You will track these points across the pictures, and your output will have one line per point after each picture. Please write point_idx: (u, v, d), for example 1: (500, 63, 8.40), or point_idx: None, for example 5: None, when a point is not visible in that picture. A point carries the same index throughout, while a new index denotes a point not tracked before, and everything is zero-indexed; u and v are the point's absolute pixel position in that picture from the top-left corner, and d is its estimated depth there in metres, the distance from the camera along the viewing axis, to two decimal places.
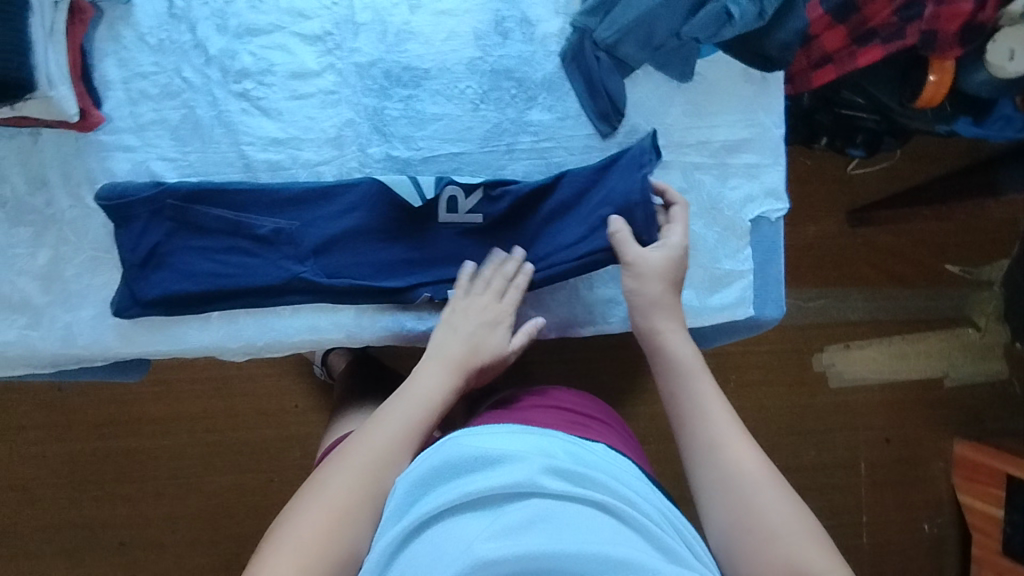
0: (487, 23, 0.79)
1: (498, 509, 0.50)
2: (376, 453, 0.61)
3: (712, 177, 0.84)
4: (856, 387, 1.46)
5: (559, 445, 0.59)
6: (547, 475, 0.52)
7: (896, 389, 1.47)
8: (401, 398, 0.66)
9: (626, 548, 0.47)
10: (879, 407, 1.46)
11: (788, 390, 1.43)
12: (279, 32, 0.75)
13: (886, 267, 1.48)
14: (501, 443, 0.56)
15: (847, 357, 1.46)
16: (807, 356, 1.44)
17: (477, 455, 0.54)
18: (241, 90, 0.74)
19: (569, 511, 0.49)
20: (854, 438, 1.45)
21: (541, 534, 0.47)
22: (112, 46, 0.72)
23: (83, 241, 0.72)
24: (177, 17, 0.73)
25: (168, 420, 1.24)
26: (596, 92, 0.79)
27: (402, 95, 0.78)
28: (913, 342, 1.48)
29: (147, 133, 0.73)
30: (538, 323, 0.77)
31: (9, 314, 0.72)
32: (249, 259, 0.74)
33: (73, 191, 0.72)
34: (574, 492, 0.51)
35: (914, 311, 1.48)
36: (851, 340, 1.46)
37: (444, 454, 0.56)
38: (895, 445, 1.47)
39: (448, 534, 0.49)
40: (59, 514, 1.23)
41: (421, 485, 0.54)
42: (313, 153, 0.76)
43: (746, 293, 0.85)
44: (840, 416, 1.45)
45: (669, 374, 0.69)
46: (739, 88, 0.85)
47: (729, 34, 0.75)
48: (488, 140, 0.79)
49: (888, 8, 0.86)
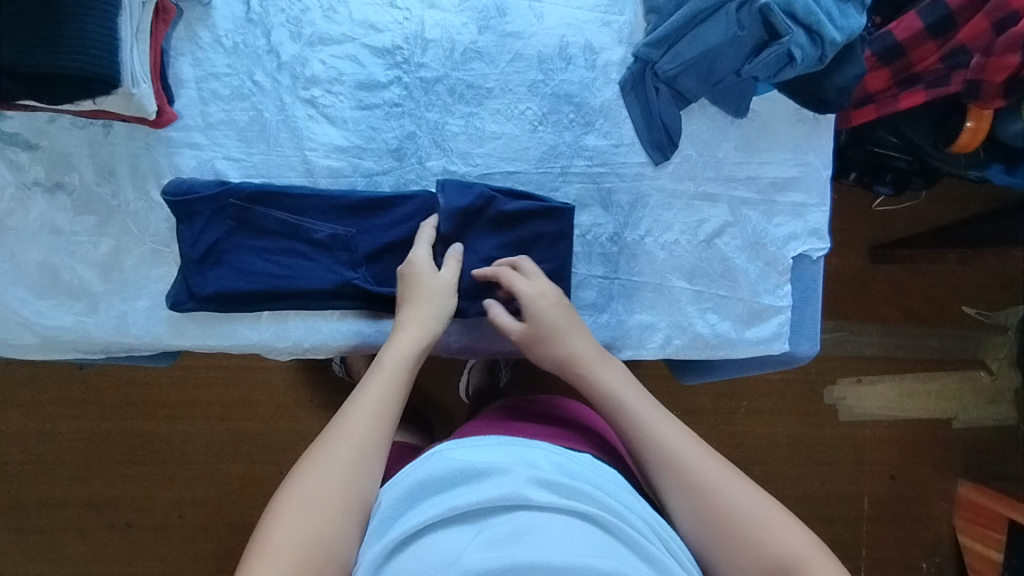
0: (552, 48, 0.81)
1: (482, 522, 0.53)
2: (358, 430, 0.62)
3: (758, 213, 0.86)
4: (865, 422, 1.47)
5: (545, 457, 0.62)
6: (533, 487, 0.55)
7: (905, 426, 1.48)
8: (377, 368, 0.67)
9: (615, 561, 0.50)
10: (886, 443, 1.47)
11: (798, 419, 1.44)
12: (350, 43, 0.77)
13: (904, 305, 1.49)
14: (487, 456, 0.60)
15: (859, 392, 1.47)
16: (818, 388, 1.45)
17: (464, 469, 0.58)
18: (309, 96, 0.76)
19: (556, 522, 0.53)
20: (859, 472, 1.46)
21: (528, 545, 0.50)
22: (189, 46, 0.74)
23: (144, 233, 0.74)
24: (253, 22, 0.75)
25: (187, 405, 1.25)
26: (652, 122, 0.81)
27: (464, 112, 0.79)
28: (925, 381, 1.49)
29: (215, 132, 0.75)
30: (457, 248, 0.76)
31: (66, 299, 0.73)
32: (304, 261, 0.76)
33: (139, 184, 0.74)
34: (559, 503, 0.54)
35: (929, 350, 1.49)
36: (863, 375, 1.47)
37: (431, 468, 0.59)
38: (899, 482, 1.47)
39: (433, 547, 0.52)
40: (68, 491, 1.24)
41: (408, 498, 0.57)
42: (372, 163, 0.78)
43: (783, 328, 0.86)
44: (847, 449, 1.46)
45: (608, 407, 0.69)
46: (793, 127, 0.86)
47: (789, 75, 0.76)
48: (544, 161, 0.81)
49: (936, 54, 0.91)
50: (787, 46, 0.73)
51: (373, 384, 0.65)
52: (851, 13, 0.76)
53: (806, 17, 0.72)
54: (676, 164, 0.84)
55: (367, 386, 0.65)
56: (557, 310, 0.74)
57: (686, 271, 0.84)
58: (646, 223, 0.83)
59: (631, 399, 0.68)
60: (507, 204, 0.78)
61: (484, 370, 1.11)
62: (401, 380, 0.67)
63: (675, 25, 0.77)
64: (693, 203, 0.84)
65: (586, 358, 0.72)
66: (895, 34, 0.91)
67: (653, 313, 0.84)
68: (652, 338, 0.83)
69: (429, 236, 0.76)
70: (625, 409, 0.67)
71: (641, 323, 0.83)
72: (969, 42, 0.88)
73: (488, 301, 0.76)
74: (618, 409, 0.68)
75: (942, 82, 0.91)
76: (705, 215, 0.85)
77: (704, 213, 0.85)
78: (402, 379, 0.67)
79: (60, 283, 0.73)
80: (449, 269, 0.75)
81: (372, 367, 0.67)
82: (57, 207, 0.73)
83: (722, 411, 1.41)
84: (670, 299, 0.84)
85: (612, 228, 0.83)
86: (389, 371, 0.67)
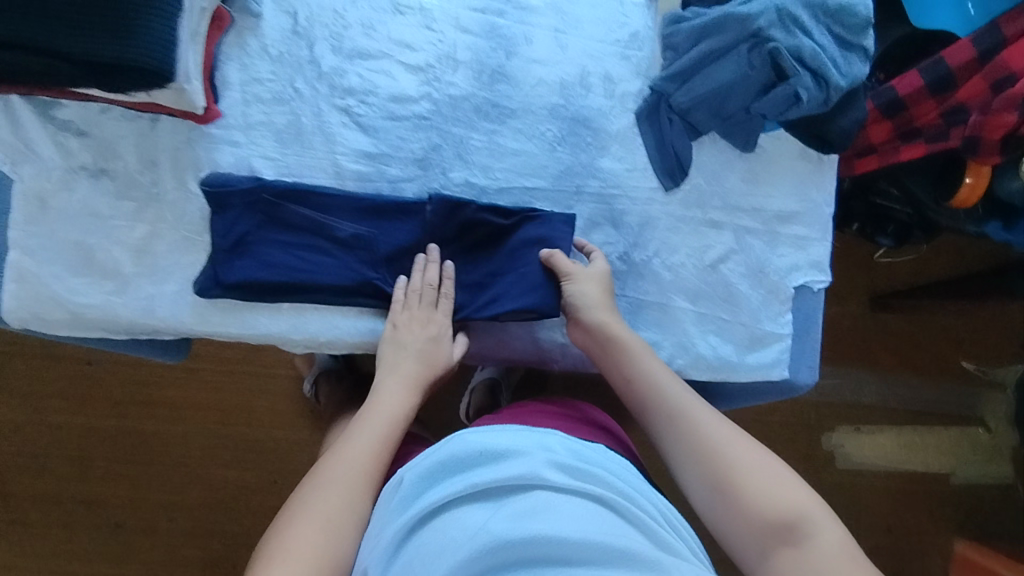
0: (574, 76, 0.86)
1: (500, 500, 0.57)
2: (354, 467, 0.67)
3: (761, 243, 0.89)
4: (862, 471, 1.47)
5: (560, 442, 0.66)
6: (549, 469, 0.59)
7: (903, 479, 1.48)
8: (366, 416, 0.73)
9: (623, 538, 0.54)
10: (882, 493, 1.47)
11: (795, 463, 1.45)
12: (386, 59, 0.82)
13: (902, 356, 1.51)
14: (507, 439, 0.64)
15: (857, 440, 1.48)
16: (817, 434, 1.46)
17: (483, 450, 0.62)
18: (344, 105, 0.81)
19: (571, 503, 0.57)
20: (855, 521, 1.46)
21: (544, 520, 0.54)
22: (237, 52, 0.79)
23: (179, 221, 0.78)
24: (298, 34, 0.80)
25: (191, 408, 1.27)
26: (665, 150, 0.86)
27: (487, 129, 0.84)
28: (922, 433, 1.50)
29: (253, 132, 0.79)
30: (450, 274, 0.81)
31: (99, 279, 0.76)
32: (325, 258, 0.79)
33: (178, 175, 0.78)
34: (574, 485, 0.59)
35: (926, 402, 1.51)
36: (861, 423, 1.48)
37: (450, 449, 0.63)
38: (895, 534, 1.47)
39: (455, 522, 0.56)
40: (65, 486, 1.25)
41: (428, 477, 0.62)
42: (398, 170, 0.82)
43: (782, 355, 0.89)
44: (844, 497, 1.46)
45: (652, 397, 0.76)
46: (797, 164, 0.90)
47: (796, 114, 0.81)
48: (560, 180, 0.85)
49: (937, 110, 0.95)
50: (793, 87, 0.78)
51: (364, 430, 0.72)
52: (853, 61, 0.81)
53: (812, 61, 0.78)
54: (685, 192, 0.88)
55: (359, 429, 0.72)
56: (598, 283, 0.81)
57: (690, 293, 0.88)
58: (654, 245, 0.87)
59: (671, 386, 0.76)
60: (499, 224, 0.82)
61: (485, 391, 1.13)
62: (393, 427, 0.73)
63: (690, 63, 0.83)
64: (700, 229, 0.88)
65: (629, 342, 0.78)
66: (898, 90, 0.95)
67: (658, 331, 0.87)
68: (656, 355, 0.86)
69: (422, 266, 0.80)
70: (668, 396, 0.75)
71: (646, 340, 0.87)
72: (968, 100, 0.93)
73: (552, 253, 0.81)
74: (663, 398, 0.75)
75: (941, 136, 0.96)
76: (711, 241, 0.88)
77: (710, 239, 0.88)
78: (391, 428, 0.73)
79: (94, 263, 0.76)
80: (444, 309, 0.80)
81: (359, 417, 0.74)
82: (99, 191, 0.76)
83: None
84: (674, 319, 0.87)
85: (621, 247, 0.87)
86: (379, 418, 0.73)
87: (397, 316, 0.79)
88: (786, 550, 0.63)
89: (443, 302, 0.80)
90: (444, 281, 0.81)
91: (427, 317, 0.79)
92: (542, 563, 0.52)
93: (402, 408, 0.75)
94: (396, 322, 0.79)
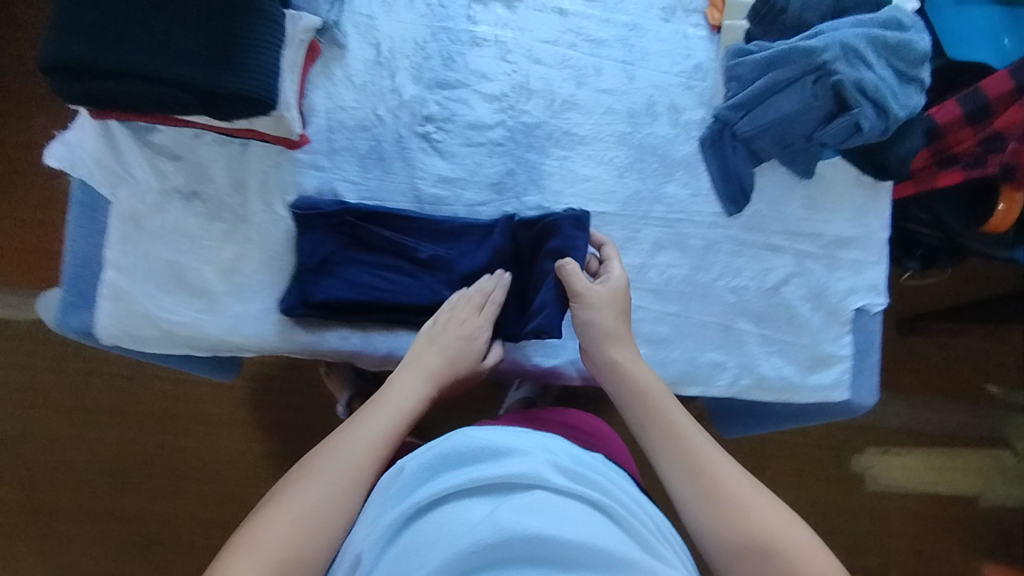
0: (641, 105, 0.89)
1: (500, 496, 0.57)
2: (353, 463, 0.66)
3: (821, 267, 0.92)
4: (890, 494, 1.48)
5: (562, 446, 0.66)
6: (551, 470, 0.60)
7: (930, 501, 1.49)
8: (374, 407, 0.72)
9: (615, 542, 0.54)
10: (911, 517, 1.48)
11: (825, 486, 1.46)
12: (464, 89, 0.86)
13: (930, 379, 1.52)
14: (509, 437, 0.63)
15: (885, 462, 1.49)
16: (846, 456, 1.47)
17: (484, 447, 0.62)
18: (424, 132, 0.84)
19: (568, 504, 0.57)
20: (884, 544, 1.47)
21: (541, 519, 0.54)
22: (323, 81, 0.82)
23: (266, 243, 0.80)
24: (381, 64, 0.84)
25: (230, 425, 1.27)
26: (728, 176, 0.89)
27: (558, 155, 0.87)
28: (950, 456, 1.50)
29: (337, 157, 0.82)
30: (503, 287, 0.81)
31: (189, 298, 0.78)
32: (406, 278, 0.82)
33: (266, 198, 0.80)
34: (572, 488, 0.59)
35: (954, 425, 1.51)
36: (889, 445, 1.49)
37: (453, 444, 0.63)
38: (924, 557, 1.48)
39: (453, 515, 0.56)
40: (107, 501, 1.26)
41: (429, 469, 0.61)
42: (474, 194, 0.85)
43: (843, 376, 0.91)
44: (873, 519, 1.47)
45: (667, 441, 0.70)
46: (854, 191, 0.93)
47: (856, 143, 0.83)
48: (628, 205, 0.88)
49: (973, 137, 0.97)
50: (856, 118, 0.81)
51: (367, 422, 0.70)
52: (912, 93, 0.84)
53: (875, 94, 0.80)
54: (747, 216, 0.91)
55: (363, 421, 0.70)
56: (616, 319, 0.78)
57: (753, 315, 0.90)
58: (718, 268, 0.90)
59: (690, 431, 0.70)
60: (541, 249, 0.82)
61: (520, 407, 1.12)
62: (400, 422, 0.72)
63: (755, 93, 0.85)
64: (761, 252, 0.91)
65: (646, 384, 0.74)
66: (935, 117, 0.97)
67: (722, 352, 0.89)
68: (721, 375, 0.89)
69: (488, 285, 0.81)
70: (683, 441, 0.70)
71: (711, 360, 0.89)
72: (1006, 128, 0.95)
73: (568, 262, 0.78)
74: (678, 442, 0.70)
75: (979, 164, 0.96)
76: (772, 264, 0.91)
77: (771, 262, 0.91)
78: (396, 424, 0.71)
79: (184, 282, 0.78)
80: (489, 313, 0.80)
81: (368, 407, 0.72)
82: (190, 213, 0.79)
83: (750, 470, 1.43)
84: (738, 340, 0.90)
85: (685, 269, 0.89)
86: (385, 412, 0.72)
87: (439, 313, 0.79)
88: None
89: (489, 308, 0.80)
90: (494, 292, 0.81)
91: (464, 318, 0.79)
92: (536, 562, 0.52)
93: (411, 402, 0.73)
94: (436, 318, 0.79)
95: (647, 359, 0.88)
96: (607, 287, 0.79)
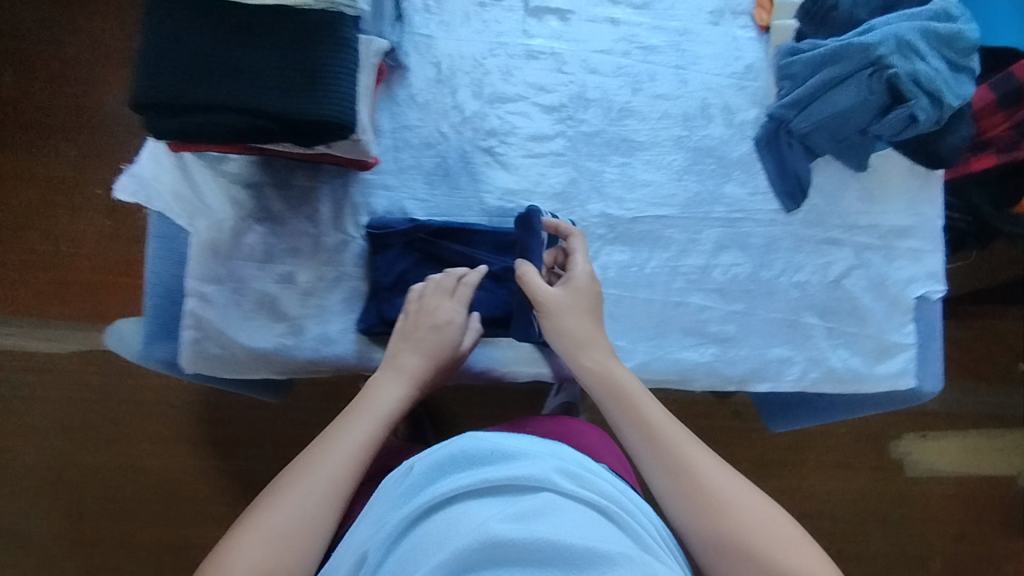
0: (695, 108, 0.91)
1: (509, 498, 0.54)
2: (336, 466, 0.66)
3: (880, 257, 0.93)
4: (931, 478, 1.47)
5: (571, 455, 0.64)
6: (560, 474, 0.57)
7: (971, 484, 1.48)
8: (357, 409, 0.72)
9: (621, 547, 0.51)
10: (953, 500, 1.47)
11: (866, 475, 1.45)
12: (523, 102, 0.87)
13: (965, 362, 1.50)
14: (518, 442, 0.61)
15: (924, 447, 1.47)
16: (884, 443, 1.46)
17: (494, 449, 0.59)
18: (487, 146, 0.86)
19: (576, 509, 0.54)
20: (928, 529, 1.46)
21: (550, 522, 0.51)
22: (387, 102, 0.84)
23: (342, 263, 0.82)
24: (442, 82, 0.85)
25: (269, 446, 1.27)
26: (786, 174, 0.90)
27: (618, 162, 0.89)
28: (986, 437, 1.50)
29: (405, 175, 0.84)
30: (479, 275, 0.81)
31: (270, 322, 0.80)
32: (477, 290, 0.84)
33: (339, 220, 0.82)
34: (581, 493, 0.56)
35: (990, 407, 1.50)
36: (927, 430, 1.48)
37: (461, 447, 0.61)
38: (968, 540, 1.47)
39: (459, 515, 0.53)
40: (154, 529, 1.26)
41: (438, 469, 0.59)
42: (539, 205, 0.86)
43: (909, 364, 0.91)
44: (916, 505, 1.46)
45: (646, 439, 0.70)
46: (907, 181, 0.94)
47: (911, 134, 0.83)
48: (689, 207, 0.90)
49: (1005, 122, 0.93)
50: (912, 110, 0.80)
51: (352, 425, 0.70)
52: (965, 81, 0.83)
53: (931, 84, 0.79)
54: (805, 212, 0.92)
55: (347, 424, 0.70)
56: (585, 312, 0.79)
57: (817, 309, 0.91)
58: (779, 264, 0.91)
59: (669, 429, 0.71)
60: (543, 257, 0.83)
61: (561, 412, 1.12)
62: (383, 423, 0.72)
63: (811, 90, 0.86)
64: (821, 246, 0.92)
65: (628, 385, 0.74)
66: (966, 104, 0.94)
67: (789, 347, 0.90)
68: (790, 370, 0.90)
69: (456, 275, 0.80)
70: (663, 439, 0.69)
71: (779, 356, 0.90)
72: None
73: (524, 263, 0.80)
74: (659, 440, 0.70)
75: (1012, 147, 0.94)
76: (833, 257, 0.92)
77: (832, 255, 0.92)
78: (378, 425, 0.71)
79: (265, 307, 0.80)
80: (462, 302, 0.79)
81: (351, 409, 0.72)
82: (266, 239, 0.80)
83: (792, 463, 1.42)
84: (805, 334, 0.91)
85: (749, 268, 0.91)
86: (369, 414, 0.72)
87: (410, 304, 0.79)
88: None
89: (462, 293, 0.79)
90: (462, 283, 0.80)
91: (437, 305, 0.78)
92: (540, 565, 0.49)
93: (392, 403, 0.74)
94: (407, 310, 0.79)
95: (716, 358, 0.89)
96: (574, 284, 0.79)
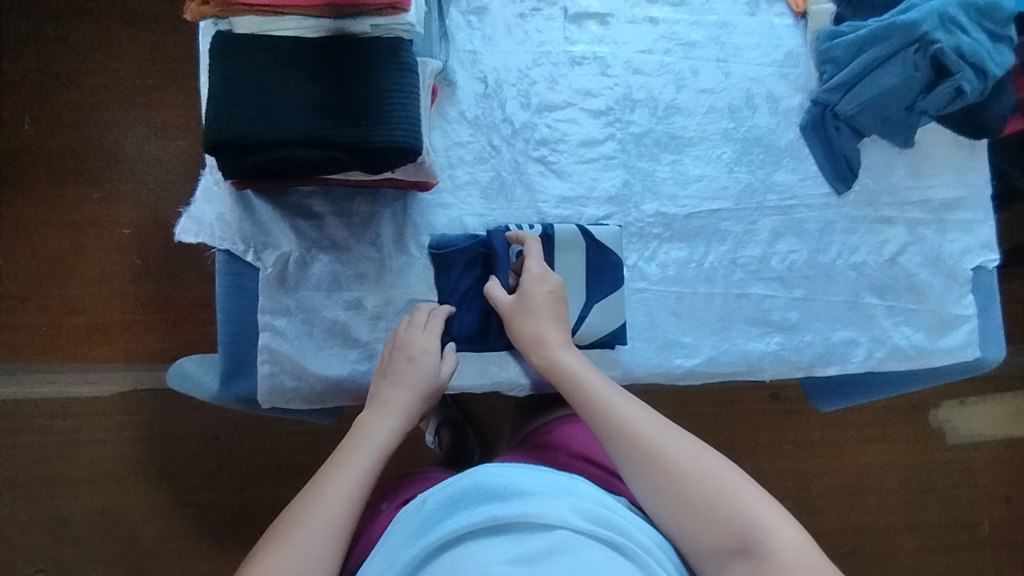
0: (739, 99, 0.91)
1: (522, 537, 0.53)
2: (340, 502, 0.62)
3: (933, 232, 0.93)
4: (974, 445, 1.46)
5: (589, 490, 0.62)
6: (578, 515, 0.56)
7: (1015, 446, 1.47)
8: (353, 444, 0.69)
9: None
10: (997, 464, 1.47)
11: (908, 447, 1.44)
12: (571, 108, 0.87)
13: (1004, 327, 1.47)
14: (531, 480, 0.60)
15: (963, 413, 1.47)
16: (923, 413, 1.45)
17: (507, 486, 0.58)
18: (539, 156, 0.86)
19: (593, 550, 0.53)
20: (974, 495, 1.46)
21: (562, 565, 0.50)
22: (439, 121, 0.84)
23: (407, 285, 0.82)
24: (490, 96, 0.85)
25: None
26: (834, 156, 0.90)
27: (669, 159, 0.89)
28: None
29: (462, 192, 0.84)
30: (446, 309, 0.80)
31: (343, 348, 0.80)
32: None
33: (401, 243, 0.82)
34: (598, 531, 0.54)
35: None
36: (964, 397, 1.47)
37: (477, 480, 0.60)
38: (1016, 502, 1.47)
39: (466, 557, 0.52)
40: (216, 564, 1.26)
41: (450, 505, 0.58)
42: (596, 209, 0.87)
43: (972, 335, 0.92)
44: (960, 473, 1.46)
45: (593, 415, 0.69)
46: (954, 154, 0.94)
47: (958, 107, 0.82)
48: (742, 198, 0.90)
49: None
50: (957, 83, 0.80)
51: (351, 460, 0.66)
52: (1005, 50, 0.82)
53: (975, 57, 0.79)
54: (856, 193, 0.92)
55: (344, 459, 0.67)
56: (548, 320, 0.78)
57: (876, 288, 0.91)
58: (836, 247, 0.91)
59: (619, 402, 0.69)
60: (556, 265, 0.83)
61: None
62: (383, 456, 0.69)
63: (854, 72, 0.86)
64: (874, 226, 0.92)
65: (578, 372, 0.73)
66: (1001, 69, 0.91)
67: (853, 329, 0.91)
68: (856, 351, 0.90)
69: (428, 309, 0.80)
70: (611, 414, 0.68)
71: (844, 339, 0.90)
72: None
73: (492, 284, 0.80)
74: (608, 418, 0.68)
75: None
76: (887, 236, 0.92)
77: (885, 234, 0.92)
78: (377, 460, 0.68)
79: (338, 334, 0.80)
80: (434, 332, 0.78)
81: (346, 445, 0.69)
82: (330, 267, 0.80)
83: (835, 442, 1.42)
84: (866, 314, 0.91)
85: (806, 253, 0.91)
86: (367, 447, 0.68)
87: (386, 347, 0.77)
88: (742, 561, 0.57)
89: (433, 324, 0.78)
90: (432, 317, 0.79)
91: (410, 339, 0.76)
92: None
93: (387, 436, 0.70)
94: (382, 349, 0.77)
95: (781, 346, 0.89)
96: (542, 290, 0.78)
